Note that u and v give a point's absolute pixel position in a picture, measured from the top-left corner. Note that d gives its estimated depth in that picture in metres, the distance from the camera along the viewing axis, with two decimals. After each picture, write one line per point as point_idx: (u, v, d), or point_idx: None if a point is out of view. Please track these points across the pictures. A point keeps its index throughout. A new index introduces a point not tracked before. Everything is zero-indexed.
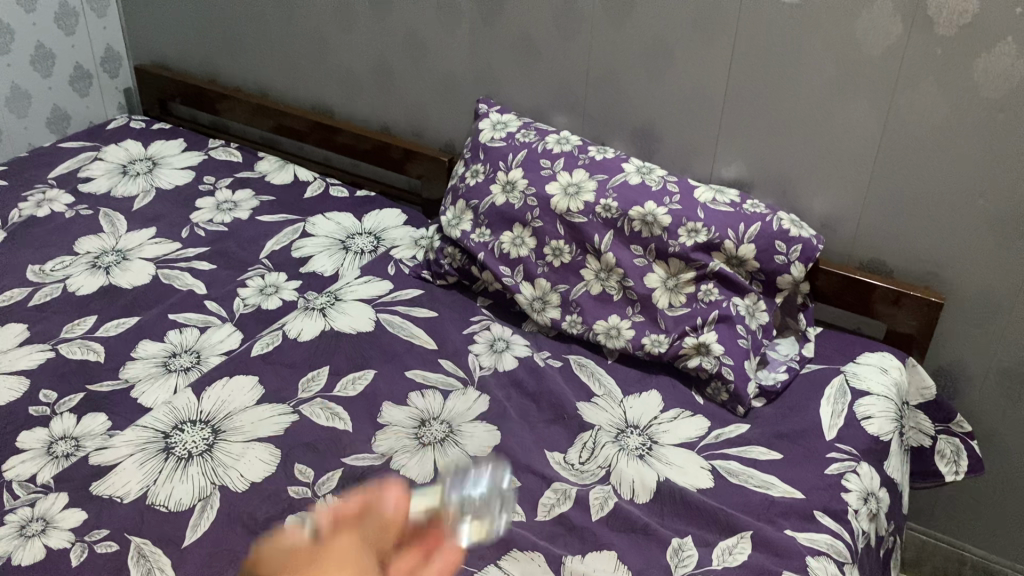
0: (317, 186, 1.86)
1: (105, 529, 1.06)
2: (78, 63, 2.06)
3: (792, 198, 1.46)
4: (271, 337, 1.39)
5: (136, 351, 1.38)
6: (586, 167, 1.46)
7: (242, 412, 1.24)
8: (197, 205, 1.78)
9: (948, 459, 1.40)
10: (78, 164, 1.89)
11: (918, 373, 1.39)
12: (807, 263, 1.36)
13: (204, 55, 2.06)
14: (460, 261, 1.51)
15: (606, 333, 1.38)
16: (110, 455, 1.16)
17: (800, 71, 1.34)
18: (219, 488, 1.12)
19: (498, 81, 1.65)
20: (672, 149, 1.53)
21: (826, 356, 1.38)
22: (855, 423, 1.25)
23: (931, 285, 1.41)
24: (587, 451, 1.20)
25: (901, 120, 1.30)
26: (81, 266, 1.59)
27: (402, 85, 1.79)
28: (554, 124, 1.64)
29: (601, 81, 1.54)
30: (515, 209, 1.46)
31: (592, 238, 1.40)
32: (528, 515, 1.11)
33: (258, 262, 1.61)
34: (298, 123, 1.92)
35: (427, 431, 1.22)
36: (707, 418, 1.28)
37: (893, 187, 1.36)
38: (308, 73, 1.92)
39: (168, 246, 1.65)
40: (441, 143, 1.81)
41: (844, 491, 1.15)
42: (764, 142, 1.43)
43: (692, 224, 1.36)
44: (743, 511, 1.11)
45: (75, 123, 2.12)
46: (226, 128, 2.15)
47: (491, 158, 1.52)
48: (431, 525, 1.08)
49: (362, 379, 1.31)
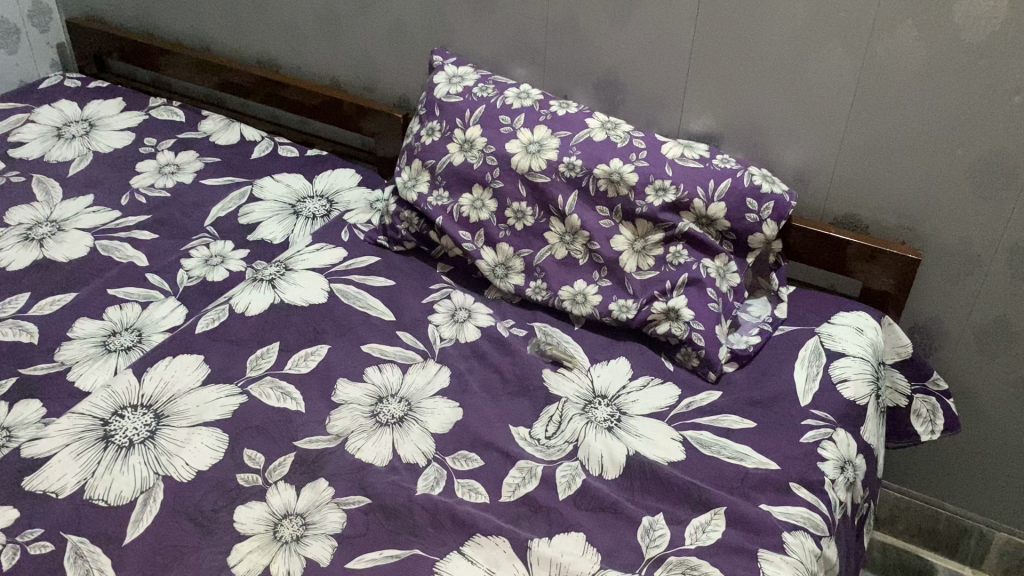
0: (265, 145, 1.76)
1: (39, 528, 0.99)
2: (5, 18, 1.92)
3: (764, 151, 1.39)
4: (217, 311, 1.30)
5: (72, 330, 1.30)
6: (548, 122, 1.38)
7: (187, 394, 1.16)
8: (138, 169, 1.67)
9: (924, 418, 1.36)
10: (8, 127, 1.77)
11: (894, 332, 1.34)
12: (780, 220, 1.30)
13: (140, 6, 1.93)
14: (417, 226, 1.43)
15: (572, 299, 1.31)
16: (44, 447, 1.08)
17: (766, 17, 1.27)
18: (162, 478, 1.05)
19: (452, 30, 1.56)
20: (638, 101, 1.45)
21: (800, 316, 1.33)
22: (830, 388, 1.20)
23: (907, 240, 1.35)
24: (553, 425, 1.15)
25: (877, 67, 1.23)
26: (13, 238, 1.48)
27: (350, 35, 1.68)
28: (513, 76, 1.55)
29: (561, 29, 1.45)
30: (474, 169, 1.38)
31: (555, 199, 1.33)
32: (492, 497, 1.05)
33: (203, 230, 1.53)
34: (243, 79, 1.81)
35: (384, 408, 1.16)
36: (678, 386, 1.23)
37: (868, 137, 1.30)
38: (250, 24, 1.80)
39: (107, 215, 1.55)
40: (395, 98, 1.72)
41: (820, 460, 1.11)
42: (734, 93, 1.36)
43: (659, 182, 1.30)
44: (715, 485, 1.07)
45: (5, 83, 1.99)
46: (168, 86, 2.03)
47: (447, 114, 1.43)
48: (388, 512, 1.02)
49: (315, 355, 1.24)
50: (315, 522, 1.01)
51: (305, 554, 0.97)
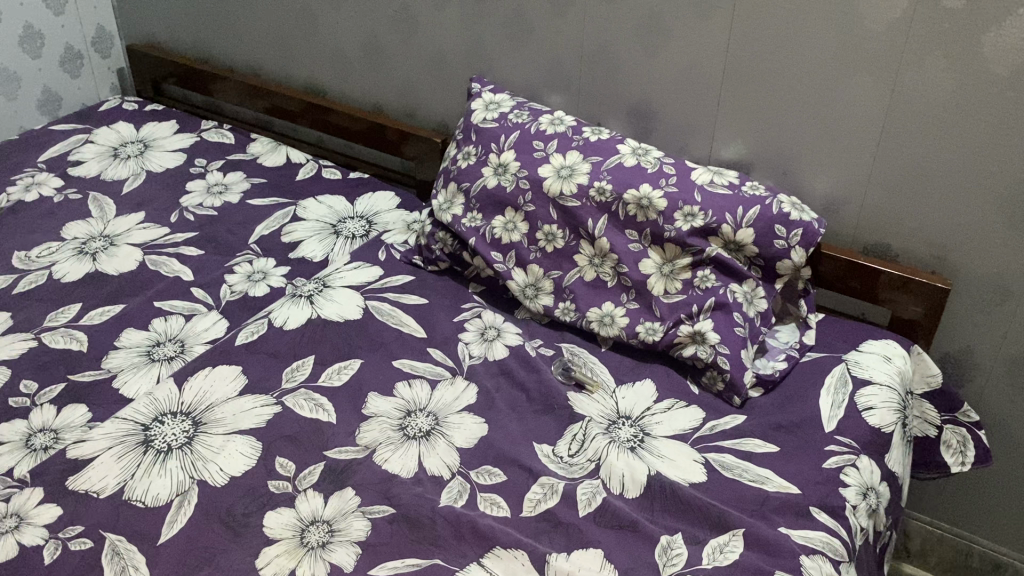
0: (310, 167, 1.82)
1: (79, 525, 1.04)
2: (69, 43, 2.02)
3: (793, 179, 1.41)
4: (257, 325, 1.36)
5: (119, 340, 1.35)
6: (580, 148, 1.41)
7: (224, 403, 1.20)
8: (188, 188, 1.75)
9: (953, 449, 1.35)
10: (69, 147, 1.86)
11: (923, 361, 1.33)
12: (808, 247, 1.30)
13: (196, 33, 2.02)
14: (451, 246, 1.47)
15: (600, 321, 1.34)
16: (88, 449, 1.13)
17: (794, 46, 1.29)
18: (197, 482, 1.09)
19: (491, 59, 1.60)
20: (670, 129, 1.48)
21: (828, 343, 1.33)
22: (855, 415, 1.20)
23: (938, 270, 1.35)
24: (576, 443, 1.17)
25: (904, 98, 1.25)
26: (69, 252, 1.56)
27: (393, 62, 1.74)
28: (548, 103, 1.59)
29: (595, 58, 1.48)
30: (507, 192, 1.41)
31: (585, 222, 1.36)
32: (513, 511, 1.07)
33: (247, 247, 1.58)
34: (291, 104, 1.88)
35: (412, 422, 1.19)
36: (703, 409, 1.24)
37: (896, 168, 1.30)
38: (298, 51, 1.87)
39: (157, 231, 1.62)
40: (435, 123, 1.77)
41: (843, 486, 1.11)
42: (764, 122, 1.38)
43: (688, 207, 1.32)
44: (736, 507, 1.08)
45: (67, 105, 2.09)
46: (220, 109, 2.11)
47: (482, 139, 1.48)
48: (412, 522, 1.05)
49: (347, 368, 1.28)
50: (341, 529, 1.04)
51: (330, 559, 1.00)
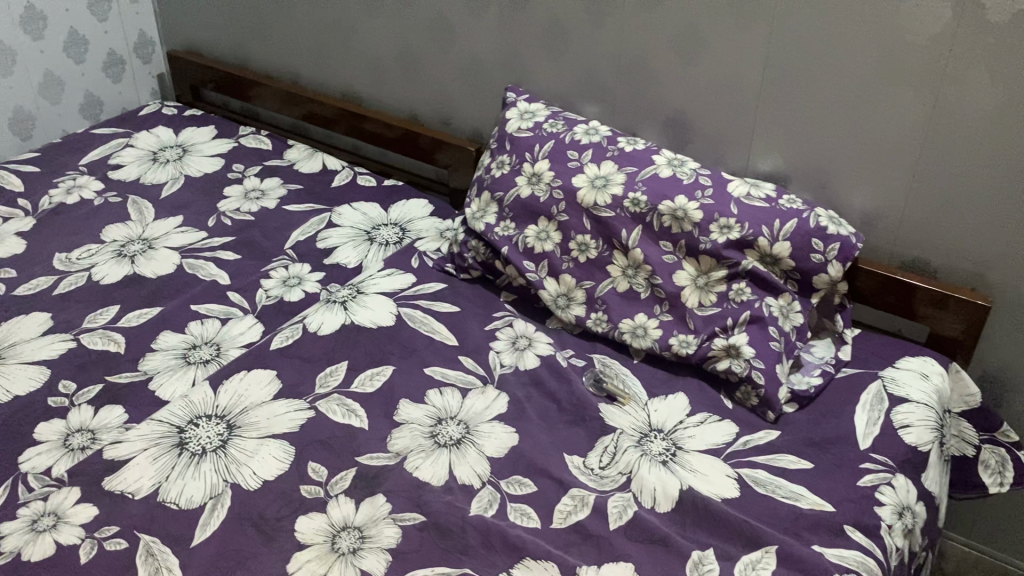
0: (345, 174, 1.84)
1: (115, 526, 1.05)
2: (112, 49, 2.06)
3: (831, 192, 1.39)
4: (291, 330, 1.37)
5: (156, 342, 1.37)
6: (615, 159, 1.41)
7: (258, 407, 1.21)
8: (225, 193, 1.77)
9: (992, 470, 1.33)
10: (110, 151, 1.89)
11: (962, 380, 1.32)
12: (845, 262, 1.29)
13: (235, 40, 2.04)
14: (484, 255, 1.47)
15: (632, 332, 1.33)
16: (125, 450, 1.14)
17: (835, 58, 1.28)
18: (231, 485, 1.10)
19: (526, 68, 1.61)
20: (706, 141, 1.47)
21: (864, 360, 1.31)
22: (891, 433, 1.19)
23: (977, 287, 1.33)
24: (607, 456, 1.16)
25: (946, 112, 1.23)
26: (108, 254, 1.59)
27: (429, 71, 1.75)
28: (583, 113, 1.59)
29: (632, 68, 1.48)
30: (541, 202, 1.41)
31: (619, 233, 1.35)
32: (543, 522, 1.07)
33: (282, 252, 1.60)
34: (327, 111, 1.90)
35: (443, 430, 1.20)
36: (736, 423, 1.23)
37: (936, 182, 1.29)
38: (335, 58, 1.89)
39: (194, 235, 1.64)
40: (470, 132, 1.77)
41: (878, 505, 1.10)
42: (802, 135, 1.37)
43: (724, 220, 1.31)
44: (768, 524, 1.07)
45: (108, 109, 2.12)
46: (257, 115, 2.14)
47: (517, 148, 1.48)
48: (442, 531, 1.05)
49: (379, 375, 1.29)
50: (371, 536, 1.05)
51: (360, 566, 1.01)
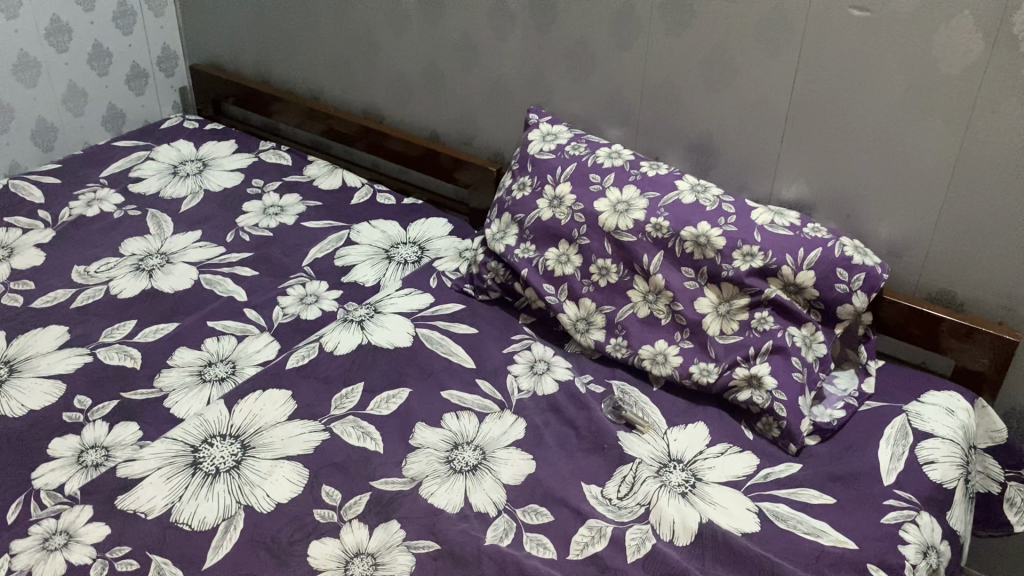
0: (365, 191, 1.83)
1: (126, 546, 1.04)
2: (135, 62, 2.07)
3: (857, 221, 1.37)
4: (307, 349, 1.36)
5: (172, 359, 1.37)
6: (637, 183, 1.40)
7: (273, 427, 1.20)
8: (245, 209, 1.76)
9: (1018, 508, 1.29)
10: (130, 163, 1.89)
11: (988, 416, 1.29)
12: (870, 292, 1.27)
13: (258, 55, 2.05)
14: (502, 276, 1.45)
15: (652, 359, 1.32)
16: (138, 468, 1.13)
17: (865, 88, 1.26)
18: (244, 507, 1.09)
19: (551, 90, 1.60)
20: (730, 167, 1.46)
21: (888, 392, 1.29)
22: (916, 469, 1.16)
23: (1006, 321, 1.31)
24: (626, 485, 1.14)
25: (976, 143, 1.21)
26: (126, 268, 1.58)
27: (452, 90, 1.75)
28: (606, 136, 1.58)
29: (657, 93, 1.47)
30: (563, 225, 1.40)
31: (640, 257, 1.34)
32: (560, 553, 1.05)
33: (300, 269, 1.59)
34: (348, 128, 1.90)
35: (459, 455, 1.18)
36: (757, 455, 1.20)
37: (964, 214, 1.27)
38: (358, 75, 1.89)
39: (213, 250, 1.64)
40: (491, 152, 1.77)
41: (903, 544, 1.07)
42: (829, 163, 1.35)
43: (747, 247, 1.29)
44: (789, 561, 1.04)
45: (130, 121, 2.13)
46: (278, 131, 2.14)
47: (538, 170, 1.47)
48: (457, 560, 1.04)
49: (396, 398, 1.27)
50: (385, 563, 1.03)
51: None
